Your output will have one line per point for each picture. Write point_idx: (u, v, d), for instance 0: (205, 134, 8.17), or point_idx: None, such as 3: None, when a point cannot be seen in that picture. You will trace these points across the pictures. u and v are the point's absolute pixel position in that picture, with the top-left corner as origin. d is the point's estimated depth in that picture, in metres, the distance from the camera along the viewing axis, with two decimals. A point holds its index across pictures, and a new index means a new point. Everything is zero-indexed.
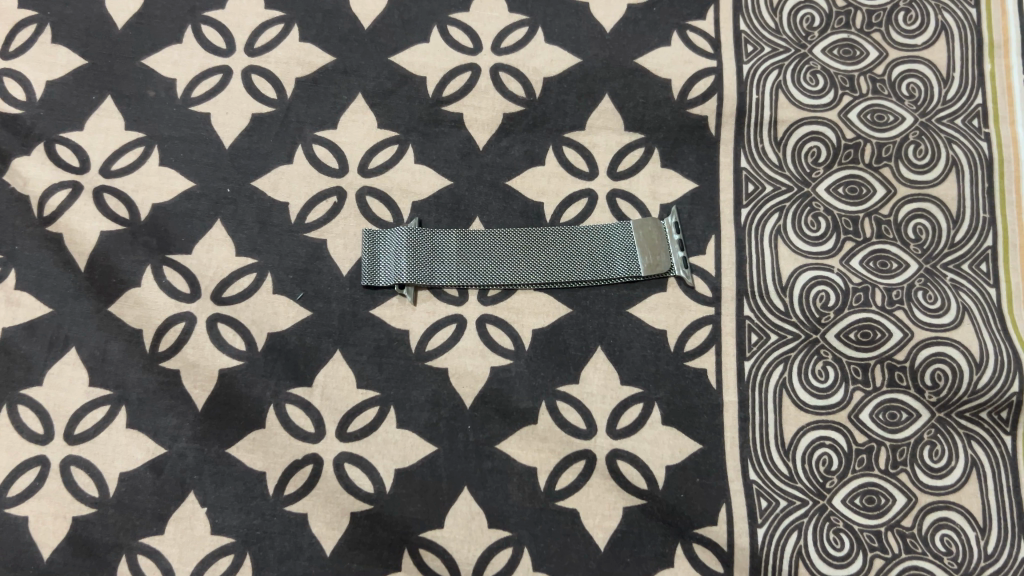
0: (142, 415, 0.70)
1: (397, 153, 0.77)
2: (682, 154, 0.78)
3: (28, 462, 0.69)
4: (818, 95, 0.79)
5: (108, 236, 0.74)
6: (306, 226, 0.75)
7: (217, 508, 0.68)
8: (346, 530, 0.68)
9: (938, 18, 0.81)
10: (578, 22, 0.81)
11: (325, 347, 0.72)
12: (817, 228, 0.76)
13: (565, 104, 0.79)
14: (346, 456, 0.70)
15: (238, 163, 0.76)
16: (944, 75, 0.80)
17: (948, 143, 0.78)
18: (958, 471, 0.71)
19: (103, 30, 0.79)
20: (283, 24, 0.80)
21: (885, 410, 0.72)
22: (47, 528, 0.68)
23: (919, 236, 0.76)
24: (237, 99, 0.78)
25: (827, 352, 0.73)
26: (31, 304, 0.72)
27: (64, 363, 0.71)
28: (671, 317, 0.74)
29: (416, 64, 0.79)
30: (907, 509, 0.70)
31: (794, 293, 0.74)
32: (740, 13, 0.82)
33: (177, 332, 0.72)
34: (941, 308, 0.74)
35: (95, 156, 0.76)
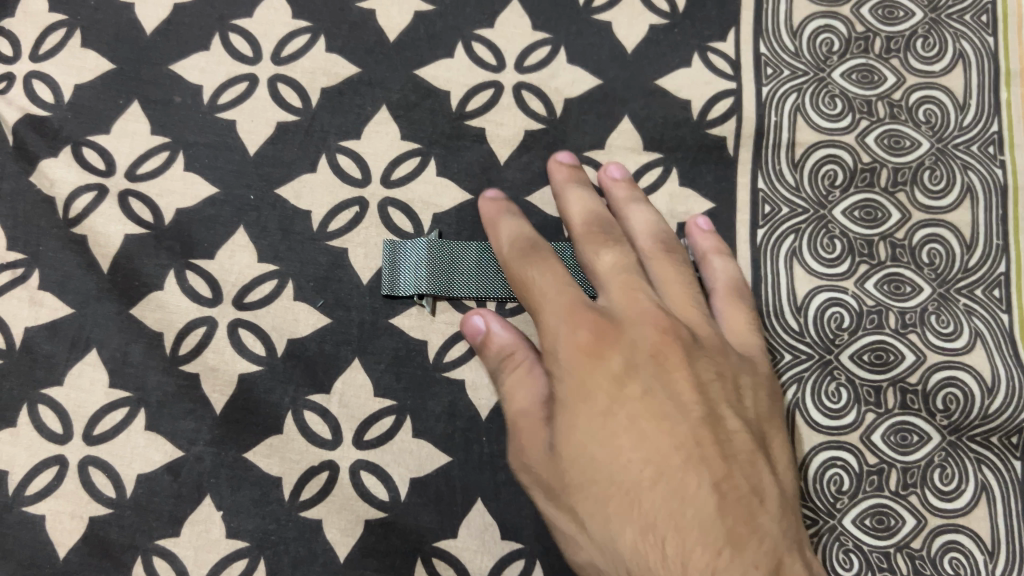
0: (161, 418, 0.71)
1: (419, 165, 0.78)
2: (700, 174, 0.78)
3: (47, 461, 0.70)
4: (835, 119, 0.80)
5: (132, 239, 0.75)
6: (328, 234, 0.76)
7: (233, 512, 0.69)
8: (361, 537, 0.69)
9: (956, 46, 0.82)
10: (600, 41, 0.82)
11: (344, 355, 0.72)
12: (832, 250, 0.76)
13: (585, 123, 0.79)
14: (361, 463, 0.70)
15: (262, 171, 0.77)
16: (960, 102, 0.80)
17: (962, 169, 0.79)
18: (968, 495, 0.72)
19: (132, 35, 0.80)
20: (309, 34, 0.81)
21: (896, 432, 0.73)
22: (65, 527, 0.69)
23: (933, 260, 0.76)
24: (263, 107, 0.79)
25: (840, 373, 0.74)
26: (54, 304, 0.73)
27: (85, 364, 0.72)
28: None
29: (440, 78, 0.80)
30: (917, 531, 0.71)
31: (809, 313, 0.75)
32: (761, 36, 0.82)
33: (197, 336, 0.73)
34: (953, 333, 0.75)
35: (121, 160, 0.77)
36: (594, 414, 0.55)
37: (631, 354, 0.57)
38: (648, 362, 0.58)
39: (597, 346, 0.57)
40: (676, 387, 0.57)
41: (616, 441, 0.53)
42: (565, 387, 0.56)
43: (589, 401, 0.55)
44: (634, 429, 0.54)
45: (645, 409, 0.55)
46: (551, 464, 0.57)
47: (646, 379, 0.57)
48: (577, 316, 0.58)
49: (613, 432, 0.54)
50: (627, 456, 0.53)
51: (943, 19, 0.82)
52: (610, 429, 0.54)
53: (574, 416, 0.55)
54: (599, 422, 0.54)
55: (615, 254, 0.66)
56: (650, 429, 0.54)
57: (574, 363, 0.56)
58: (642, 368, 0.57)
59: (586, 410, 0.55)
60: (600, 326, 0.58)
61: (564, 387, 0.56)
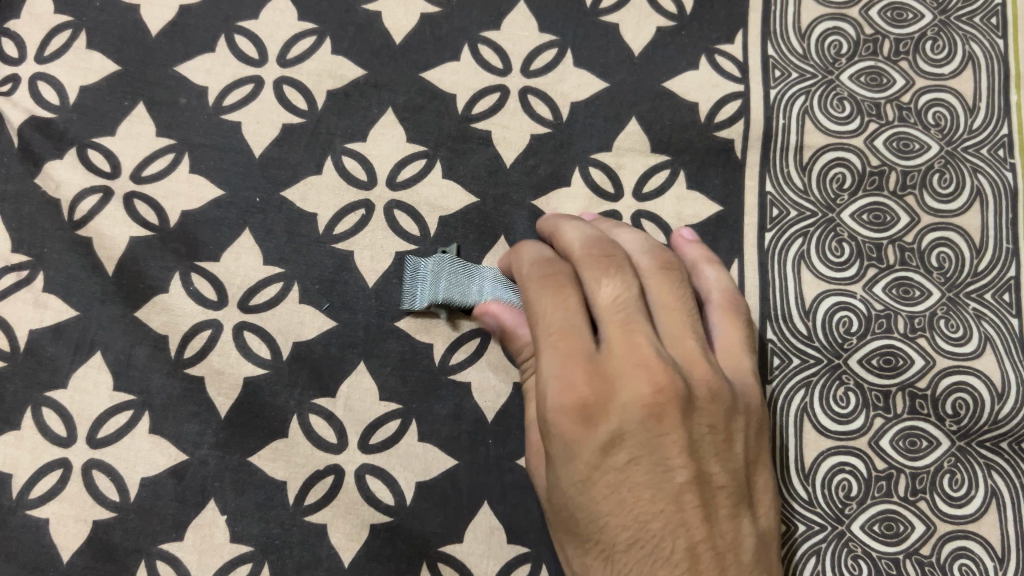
0: (165, 421, 0.71)
1: (425, 168, 0.77)
2: (708, 176, 0.78)
3: (51, 464, 0.70)
4: (844, 122, 0.79)
5: (137, 241, 0.75)
6: (333, 237, 0.75)
7: (237, 516, 0.69)
8: (366, 541, 0.69)
9: (965, 49, 0.81)
10: (608, 43, 0.81)
11: (350, 359, 0.72)
12: (840, 254, 0.76)
13: (592, 125, 0.79)
14: (367, 468, 0.70)
15: (268, 173, 0.76)
16: (969, 105, 0.80)
17: (972, 173, 0.78)
18: (977, 500, 0.71)
19: (138, 37, 0.80)
20: (315, 36, 0.80)
21: (905, 437, 0.72)
22: (69, 530, 0.69)
23: (942, 264, 0.76)
24: (269, 109, 0.78)
25: (849, 377, 0.73)
26: (59, 306, 0.73)
27: (89, 367, 0.72)
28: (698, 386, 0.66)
29: (447, 81, 0.80)
30: (926, 536, 0.71)
31: (817, 318, 0.75)
32: (769, 38, 0.81)
33: (203, 339, 0.73)
34: (962, 337, 0.74)
35: (125, 162, 0.77)
36: (582, 490, 0.54)
37: (621, 427, 0.53)
38: (639, 429, 0.54)
39: (587, 411, 0.53)
40: (666, 450, 0.54)
41: (600, 506, 0.54)
42: (556, 455, 0.55)
43: (575, 475, 0.54)
44: (614, 509, 0.54)
45: (631, 487, 0.54)
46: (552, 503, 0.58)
47: (637, 443, 0.54)
48: (569, 373, 0.54)
49: (598, 506, 0.54)
50: (608, 534, 0.54)
51: (952, 22, 0.82)
52: (593, 507, 0.54)
53: (560, 483, 0.55)
54: (585, 499, 0.54)
55: (616, 288, 0.59)
56: (631, 494, 0.54)
57: (562, 432, 0.53)
58: (630, 440, 0.54)
59: (572, 480, 0.54)
60: (592, 388, 0.53)
61: (556, 450, 0.54)
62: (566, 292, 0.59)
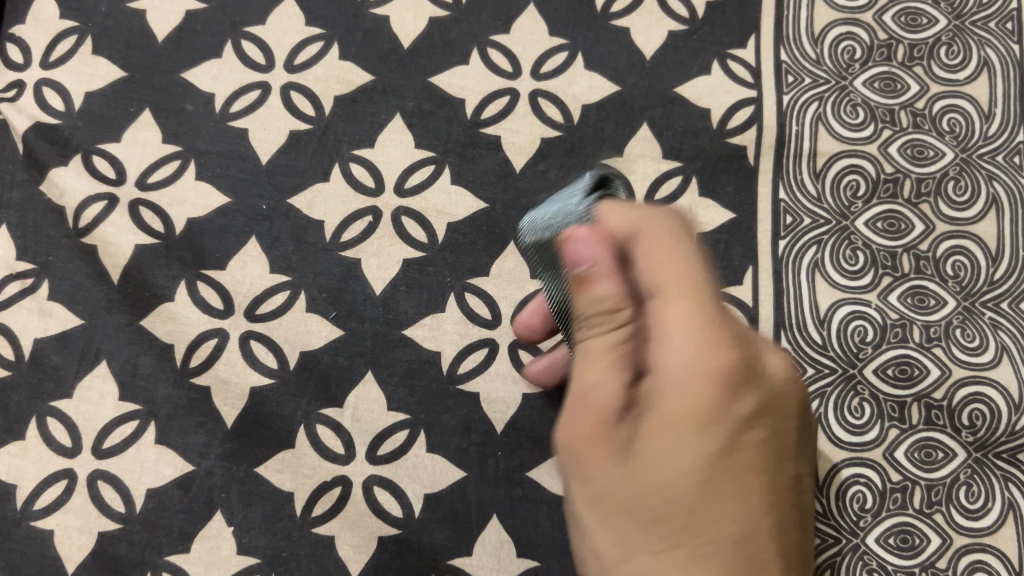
0: (171, 432, 0.70)
1: (433, 174, 0.76)
2: (720, 183, 0.77)
3: (56, 475, 0.69)
4: (858, 128, 0.78)
5: (142, 249, 0.74)
6: (340, 244, 0.74)
7: (244, 528, 0.68)
8: (374, 554, 0.68)
9: (980, 54, 0.80)
10: (618, 48, 0.80)
11: (358, 368, 0.71)
12: (855, 263, 0.75)
13: (603, 131, 0.78)
14: (375, 479, 0.69)
15: (274, 180, 0.76)
16: (985, 111, 0.79)
17: (987, 180, 0.77)
18: (995, 513, 0.70)
19: (143, 43, 0.79)
20: (323, 41, 0.80)
21: (921, 449, 0.71)
22: (74, 542, 0.68)
23: (958, 273, 0.75)
24: (275, 115, 0.77)
25: (864, 388, 0.72)
26: (63, 315, 0.72)
27: (94, 377, 0.71)
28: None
29: (456, 86, 0.79)
30: (942, 549, 0.69)
31: (831, 327, 0.74)
32: (781, 43, 0.80)
33: (209, 348, 0.72)
34: (979, 347, 0.73)
35: (131, 169, 0.76)
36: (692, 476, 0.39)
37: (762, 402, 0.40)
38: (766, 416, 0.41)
39: (730, 369, 0.39)
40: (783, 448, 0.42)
41: (725, 504, 0.39)
42: (659, 428, 0.39)
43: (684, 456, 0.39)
44: (736, 511, 0.39)
45: (756, 486, 0.40)
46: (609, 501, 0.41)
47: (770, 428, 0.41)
48: (699, 326, 0.39)
49: (727, 503, 0.39)
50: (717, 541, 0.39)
51: (967, 27, 0.81)
52: (703, 500, 0.39)
53: (657, 465, 0.39)
54: (690, 490, 0.39)
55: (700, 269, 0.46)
56: (756, 496, 0.40)
57: (701, 396, 0.38)
58: (760, 429, 0.40)
59: (671, 464, 0.39)
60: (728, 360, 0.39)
61: (671, 415, 0.39)
62: (672, 245, 0.43)
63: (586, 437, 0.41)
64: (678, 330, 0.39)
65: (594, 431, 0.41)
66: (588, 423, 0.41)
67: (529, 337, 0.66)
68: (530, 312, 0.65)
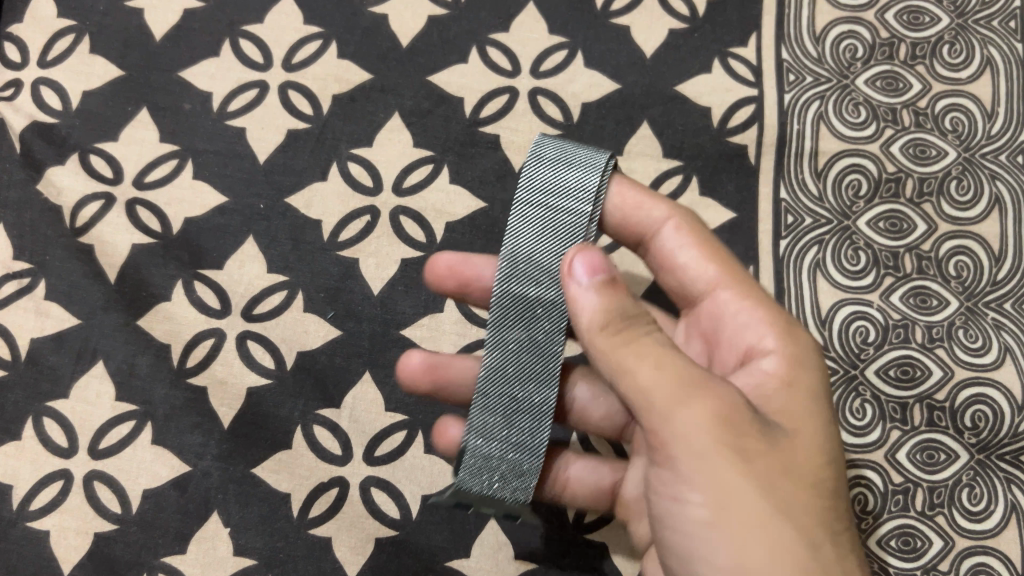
0: (167, 432, 0.70)
1: (431, 173, 0.76)
2: (721, 182, 0.76)
3: (52, 476, 0.69)
4: (860, 127, 0.77)
5: (139, 249, 0.74)
6: (338, 244, 0.74)
7: (240, 529, 0.68)
8: (371, 555, 0.67)
9: (983, 53, 0.80)
10: (618, 46, 0.80)
11: (355, 368, 0.71)
12: (857, 263, 0.74)
13: (602, 130, 0.77)
14: (372, 480, 0.68)
15: (272, 179, 0.75)
16: (988, 111, 0.78)
17: (990, 179, 0.76)
18: (997, 515, 0.69)
19: (141, 41, 0.79)
20: (321, 40, 0.79)
21: (923, 450, 0.70)
22: (69, 543, 0.68)
23: (960, 273, 0.74)
24: (273, 114, 0.77)
25: (865, 389, 0.72)
26: (60, 315, 0.72)
27: (91, 377, 0.71)
28: (585, 470, 0.62)
29: (454, 84, 0.78)
30: (945, 552, 0.69)
31: (833, 328, 0.73)
32: (783, 41, 0.80)
33: (205, 348, 0.71)
34: (981, 348, 0.73)
35: (128, 168, 0.76)
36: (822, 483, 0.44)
37: None
38: None
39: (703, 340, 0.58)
40: None
41: None
42: (800, 435, 0.45)
43: (815, 465, 0.44)
44: (843, 518, 0.44)
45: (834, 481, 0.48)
46: (746, 500, 0.41)
47: None
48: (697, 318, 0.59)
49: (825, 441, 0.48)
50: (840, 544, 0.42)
51: (970, 25, 0.80)
52: (838, 483, 0.45)
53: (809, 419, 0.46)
54: (819, 494, 0.43)
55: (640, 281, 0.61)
56: None
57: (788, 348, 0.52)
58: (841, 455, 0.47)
59: (810, 470, 0.44)
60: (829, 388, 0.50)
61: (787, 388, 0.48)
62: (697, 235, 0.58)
63: (725, 440, 0.41)
64: (798, 351, 0.50)
65: (738, 437, 0.42)
66: (727, 426, 0.42)
67: (438, 287, 0.64)
68: (450, 263, 0.63)
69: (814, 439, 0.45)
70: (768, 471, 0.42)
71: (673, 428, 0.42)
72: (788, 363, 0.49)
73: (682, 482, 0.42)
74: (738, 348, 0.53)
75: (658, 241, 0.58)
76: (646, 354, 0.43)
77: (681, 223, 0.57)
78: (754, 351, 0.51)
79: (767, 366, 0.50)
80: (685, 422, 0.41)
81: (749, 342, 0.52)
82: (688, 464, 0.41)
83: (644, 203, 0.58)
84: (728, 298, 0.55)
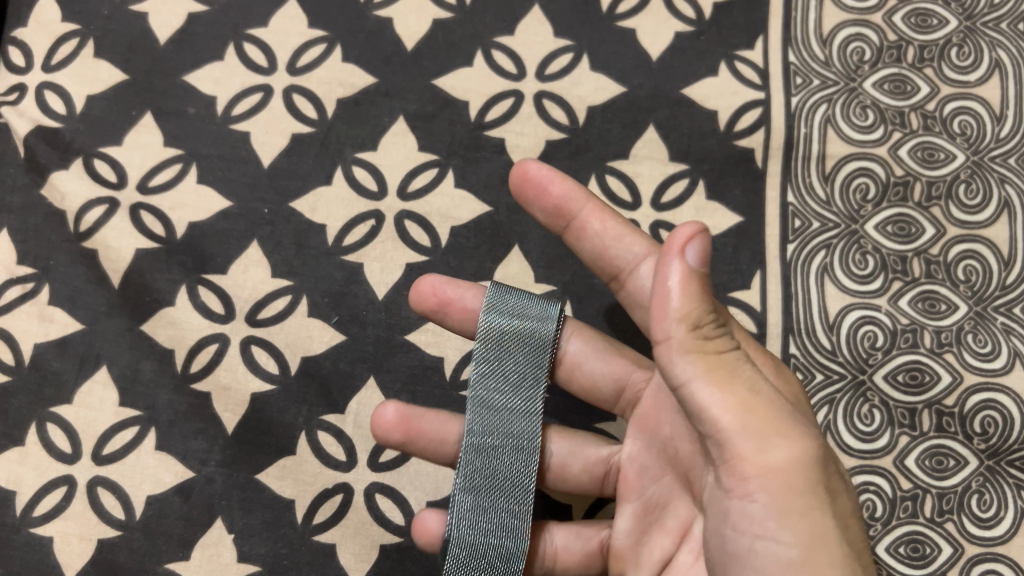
0: (171, 438, 0.69)
1: (436, 177, 0.75)
2: (728, 187, 0.76)
3: (55, 481, 0.69)
4: (868, 131, 0.77)
5: (143, 254, 0.73)
6: (343, 248, 0.73)
7: (244, 536, 0.67)
8: (375, 562, 0.67)
9: (991, 55, 0.79)
10: (624, 50, 0.79)
11: (360, 373, 0.70)
12: (865, 267, 0.74)
13: (608, 133, 0.77)
14: (376, 486, 0.68)
15: (276, 184, 0.75)
16: (997, 113, 0.78)
17: (1000, 183, 0.76)
18: (1007, 522, 0.69)
19: (145, 45, 0.78)
20: (325, 44, 0.79)
21: (932, 456, 0.70)
22: (73, 549, 0.67)
23: (970, 277, 0.74)
24: (278, 118, 0.77)
25: (874, 394, 0.71)
26: (64, 320, 0.72)
27: (94, 383, 0.70)
28: (570, 537, 0.63)
29: (459, 88, 0.78)
30: (954, 559, 0.68)
31: (841, 332, 0.72)
32: (790, 43, 0.79)
33: (209, 353, 0.71)
34: (991, 353, 0.72)
35: (132, 173, 0.75)
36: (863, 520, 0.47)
37: None
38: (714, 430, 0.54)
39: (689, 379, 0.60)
40: None
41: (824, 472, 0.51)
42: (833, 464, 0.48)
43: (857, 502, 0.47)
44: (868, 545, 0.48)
45: None
46: (837, 542, 0.42)
47: None
48: None
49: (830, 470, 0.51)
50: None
51: (978, 28, 0.80)
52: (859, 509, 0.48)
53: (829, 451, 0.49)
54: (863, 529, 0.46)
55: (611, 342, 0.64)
56: None
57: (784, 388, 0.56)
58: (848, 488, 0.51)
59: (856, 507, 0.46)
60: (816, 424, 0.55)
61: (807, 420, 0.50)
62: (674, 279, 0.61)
63: (815, 480, 0.43)
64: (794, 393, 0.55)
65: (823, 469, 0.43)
66: (818, 467, 0.43)
67: (419, 309, 0.65)
68: (434, 284, 0.64)
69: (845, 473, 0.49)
70: (843, 511, 0.44)
71: (768, 464, 0.42)
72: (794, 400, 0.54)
73: (773, 518, 0.42)
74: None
75: (635, 280, 0.61)
76: (735, 377, 0.44)
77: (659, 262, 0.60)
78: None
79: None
80: (784, 461, 0.42)
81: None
82: (783, 501, 0.42)
83: (624, 239, 0.61)
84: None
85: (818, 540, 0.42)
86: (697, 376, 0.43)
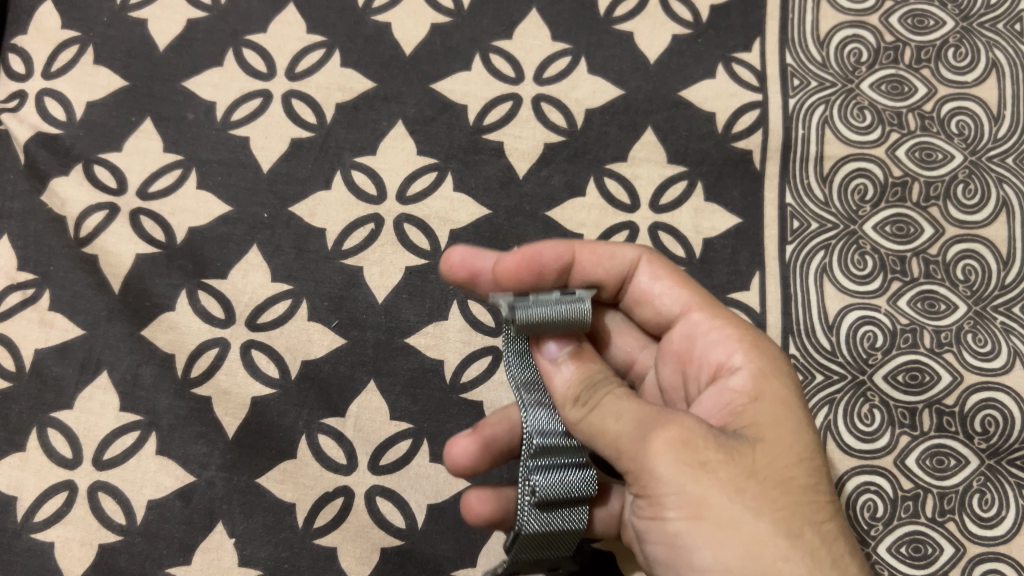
0: (172, 442, 0.69)
1: (435, 180, 0.76)
2: (726, 188, 0.76)
3: (56, 487, 0.69)
4: (865, 131, 0.77)
5: (143, 259, 0.74)
6: (342, 252, 0.74)
7: (246, 540, 0.67)
8: (376, 565, 0.67)
9: (989, 55, 0.79)
10: (621, 53, 0.80)
11: (360, 376, 0.70)
12: (863, 267, 0.74)
13: (606, 135, 0.77)
14: (378, 489, 0.68)
15: (276, 188, 0.75)
16: (995, 114, 0.78)
17: (998, 182, 0.76)
18: (1009, 521, 0.68)
19: (145, 52, 0.79)
20: (324, 49, 0.79)
21: (932, 456, 0.70)
22: (74, 555, 0.67)
23: (968, 277, 0.74)
24: (277, 123, 0.77)
25: (874, 395, 0.71)
26: (64, 325, 0.72)
27: (94, 388, 0.71)
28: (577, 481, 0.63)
29: (458, 92, 0.78)
30: (956, 559, 0.68)
31: (841, 332, 0.72)
32: (786, 46, 0.80)
33: (209, 358, 0.71)
34: (991, 352, 0.72)
35: (132, 179, 0.76)
36: (802, 485, 0.47)
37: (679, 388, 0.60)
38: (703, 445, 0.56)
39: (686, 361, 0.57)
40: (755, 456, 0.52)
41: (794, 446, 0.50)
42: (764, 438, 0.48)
43: (790, 468, 0.47)
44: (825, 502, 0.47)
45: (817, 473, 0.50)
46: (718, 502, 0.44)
47: None
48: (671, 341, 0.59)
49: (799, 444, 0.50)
50: (825, 536, 0.46)
51: (975, 28, 0.80)
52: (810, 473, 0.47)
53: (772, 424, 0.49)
54: (798, 491, 0.46)
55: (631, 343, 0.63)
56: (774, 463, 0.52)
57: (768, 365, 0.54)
58: (823, 453, 0.50)
59: (786, 473, 0.46)
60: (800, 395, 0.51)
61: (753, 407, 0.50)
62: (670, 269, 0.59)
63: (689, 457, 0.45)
64: (769, 365, 0.52)
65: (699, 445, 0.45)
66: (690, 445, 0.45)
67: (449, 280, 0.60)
68: (464, 255, 0.59)
69: (789, 442, 0.48)
70: (741, 476, 0.45)
71: (644, 466, 0.45)
72: (754, 376, 0.51)
73: (659, 502, 0.46)
74: (706, 366, 0.54)
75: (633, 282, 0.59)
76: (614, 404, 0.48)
77: (652, 261, 0.58)
78: (723, 365, 0.53)
79: (735, 383, 0.52)
80: (656, 459, 0.45)
81: (719, 358, 0.54)
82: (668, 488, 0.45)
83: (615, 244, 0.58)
84: (701, 320, 0.56)
85: (698, 510, 0.44)
86: (585, 428, 0.48)
